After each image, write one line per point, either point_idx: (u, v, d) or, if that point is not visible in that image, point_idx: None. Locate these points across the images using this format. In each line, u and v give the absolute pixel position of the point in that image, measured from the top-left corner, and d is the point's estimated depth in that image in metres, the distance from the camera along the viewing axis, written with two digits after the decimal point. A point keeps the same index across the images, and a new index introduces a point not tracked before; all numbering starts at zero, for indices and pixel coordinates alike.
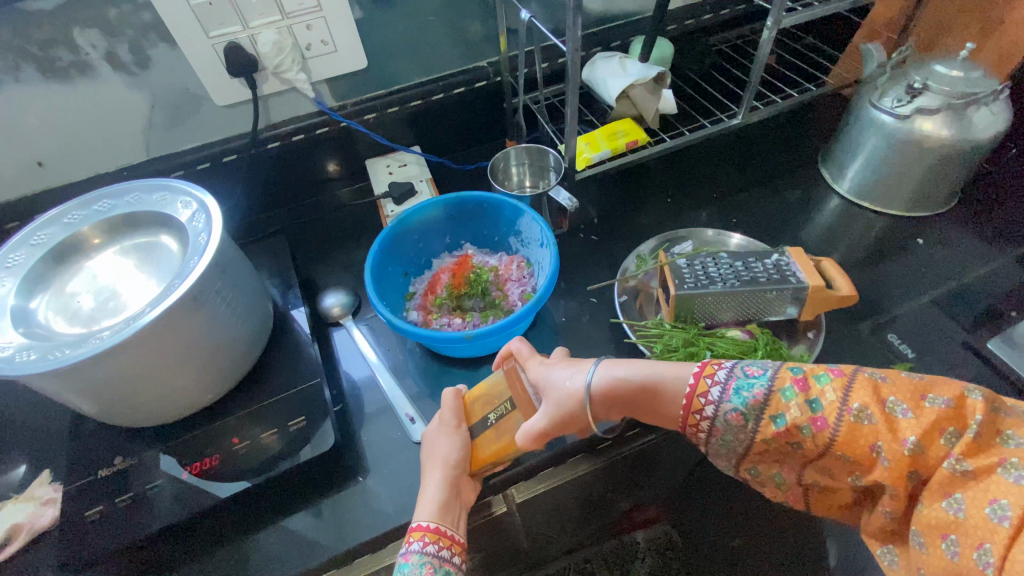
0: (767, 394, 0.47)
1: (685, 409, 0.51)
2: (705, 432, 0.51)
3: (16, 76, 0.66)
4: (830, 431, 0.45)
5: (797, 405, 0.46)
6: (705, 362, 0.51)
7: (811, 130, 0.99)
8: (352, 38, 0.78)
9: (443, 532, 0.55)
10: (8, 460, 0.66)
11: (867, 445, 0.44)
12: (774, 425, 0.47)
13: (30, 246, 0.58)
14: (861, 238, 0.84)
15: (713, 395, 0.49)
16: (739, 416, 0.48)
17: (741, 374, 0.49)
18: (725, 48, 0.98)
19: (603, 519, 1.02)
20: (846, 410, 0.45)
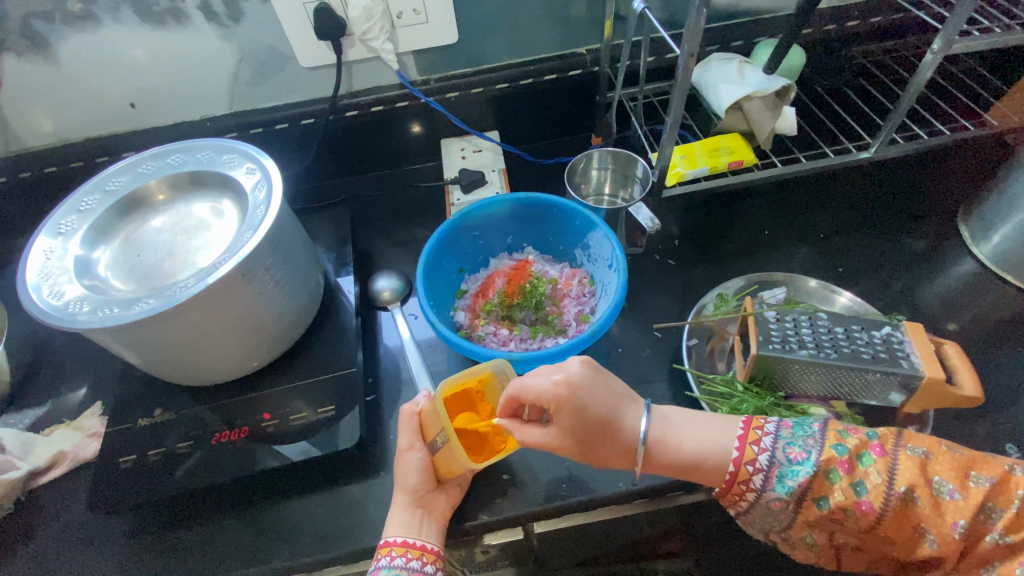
0: (812, 479, 0.44)
1: (729, 481, 0.48)
2: (743, 504, 0.48)
3: (115, 17, 0.66)
4: (877, 514, 0.43)
5: (841, 488, 0.44)
6: (748, 423, 0.49)
7: (956, 175, 0.83)
8: (445, 10, 0.72)
9: (410, 543, 0.52)
10: (68, 383, 0.70)
11: (913, 528, 0.43)
12: (819, 509, 0.45)
13: (104, 192, 0.59)
14: (996, 314, 0.70)
15: (756, 482, 0.46)
16: (781, 502, 0.46)
17: (785, 458, 0.46)
18: (868, 62, 0.83)
19: (622, 540, 0.88)
20: (892, 493, 0.43)
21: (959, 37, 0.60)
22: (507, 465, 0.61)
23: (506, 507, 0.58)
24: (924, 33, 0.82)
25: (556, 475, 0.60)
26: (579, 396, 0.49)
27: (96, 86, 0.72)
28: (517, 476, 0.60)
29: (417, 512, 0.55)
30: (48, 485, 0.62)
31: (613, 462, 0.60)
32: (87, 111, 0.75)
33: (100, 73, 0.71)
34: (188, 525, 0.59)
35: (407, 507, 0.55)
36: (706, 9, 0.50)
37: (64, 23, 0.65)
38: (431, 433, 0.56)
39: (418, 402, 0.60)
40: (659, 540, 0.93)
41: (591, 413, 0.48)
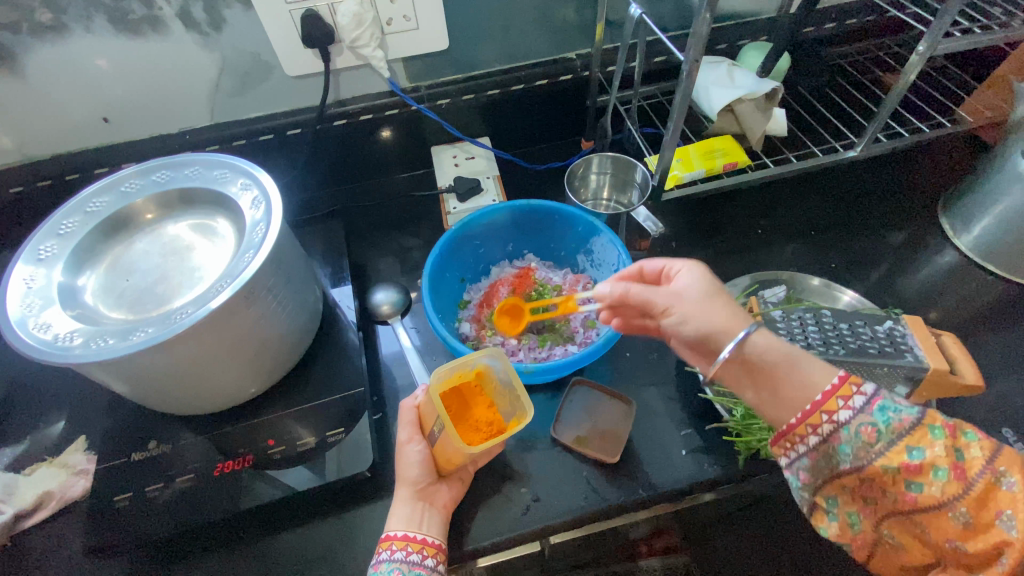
0: (915, 423, 0.40)
1: (813, 406, 0.42)
2: (817, 436, 0.42)
3: (86, 26, 0.62)
4: (966, 484, 0.38)
5: (942, 446, 0.39)
6: (845, 377, 0.42)
7: (931, 171, 0.87)
8: (436, 16, 0.71)
9: (412, 537, 0.51)
10: (46, 417, 0.66)
11: (995, 511, 0.38)
12: (906, 457, 0.40)
13: (84, 213, 0.55)
14: (980, 302, 0.73)
15: (855, 402, 0.41)
16: (873, 433, 0.40)
17: (890, 397, 0.41)
18: (845, 63, 0.86)
19: (614, 546, 0.82)
20: (990, 471, 0.38)
21: (941, 39, 0.63)
22: (524, 478, 0.60)
23: (527, 520, 0.57)
24: (897, 33, 0.85)
25: (575, 485, 0.59)
26: (703, 270, 0.50)
27: (66, 100, 0.68)
28: (535, 488, 0.59)
29: (419, 505, 0.54)
30: (33, 530, 0.58)
31: (630, 467, 0.60)
32: (55, 126, 0.70)
33: (70, 86, 0.67)
34: (194, 561, 0.56)
35: (409, 500, 0.54)
36: (709, 16, 0.50)
37: (31, 33, 0.61)
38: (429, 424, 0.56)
39: (417, 397, 0.60)
40: (653, 539, 0.87)
41: (713, 290, 0.48)
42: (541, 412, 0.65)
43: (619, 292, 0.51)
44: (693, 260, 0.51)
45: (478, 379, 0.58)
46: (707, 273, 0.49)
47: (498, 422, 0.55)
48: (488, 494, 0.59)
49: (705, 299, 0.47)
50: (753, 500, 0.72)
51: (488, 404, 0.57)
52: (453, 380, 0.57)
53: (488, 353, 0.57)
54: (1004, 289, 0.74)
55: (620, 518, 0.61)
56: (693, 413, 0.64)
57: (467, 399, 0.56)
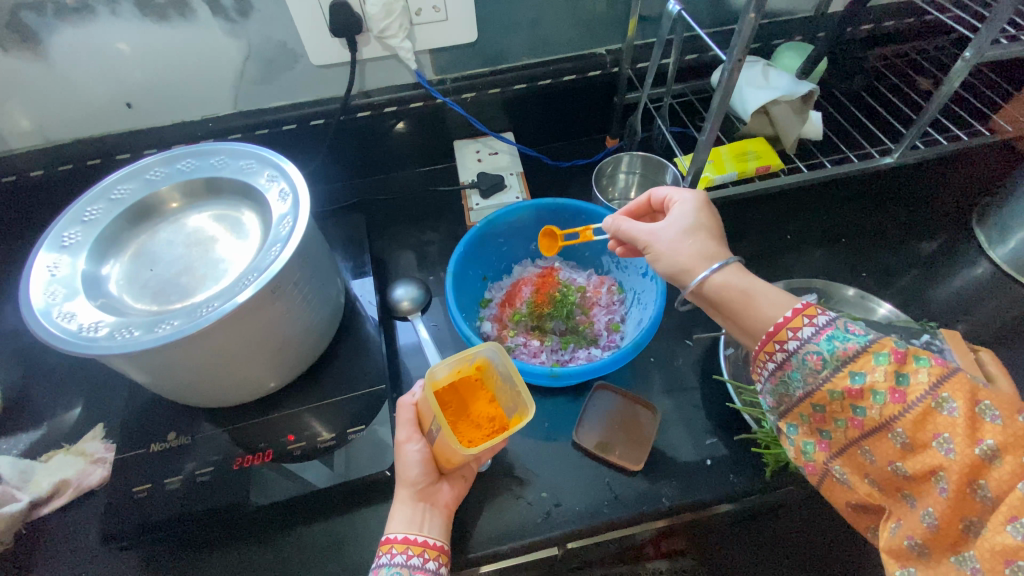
0: (860, 350, 0.39)
1: (766, 335, 0.43)
2: (772, 364, 0.43)
3: (112, 9, 0.61)
4: (904, 407, 0.37)
5: (884, 372, 0.38)
6: (798, 309, 0.42)
7: (967, 180, 0.84)
8: (466, 8, 0.69)
9: (412, 540, 0.50)
10: (64, 402, 0.65)
11: (930, 433, 0.36)
12: (849, 382, 0.39)
13: (109, 200, 0.54)
14: (1015, 316, 0.71)
15: (804, 332, 0.41)
16: (818, 361, 0.40)
17: (842, 326, 0.40)
18: (882, 66, 0.83)
19: (620, 548, 0.78)
20: (929, 395, 0.36)
21: (990, 45, 0.61)
22: (544, 482, 0.59)
23: (548, 525, 0.56)
24: (937, 37, 0.83)
25: (596, 492, 0.58)
26: (688, 214, 0.52)
27: (89, 84, 0.67)
28: (557, 493, 0.58)
29: (419, 506, 0.53)
30: (50, 517, 0.57)
31: (655, 475, 0.59)
32: (78, 110, 0.69)
33: (94, 69, 0.66)
34: (211, 554, 0.56)
35: (409, 501, 0.53)
36: (756, 15, 0.48)
37: (57, 15, 0.60)
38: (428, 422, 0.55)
39: (415, 394, 0.59)
40: (660, 541, 0.84)
41: (695, 230, 0.51)
42: (560, 416, 0.64)
43: (612, 230, 0.56)
44: (683, 201, 0.54)
45: (477, 374, 0.56)
46: (694, 216, 0.52)
47: (500, 418, 0.53)
48: (508, 497, 0.58)
49: (683, 238, 0.51)
50: (771, 506, 0.69)
51: (490, 399, 0.55)
52: (452, 376, 0.56)
53: (487, 346, 0.55)
54: None
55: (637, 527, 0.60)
56: (719, 422, 0.63)
57: (464, 394, 0.55)
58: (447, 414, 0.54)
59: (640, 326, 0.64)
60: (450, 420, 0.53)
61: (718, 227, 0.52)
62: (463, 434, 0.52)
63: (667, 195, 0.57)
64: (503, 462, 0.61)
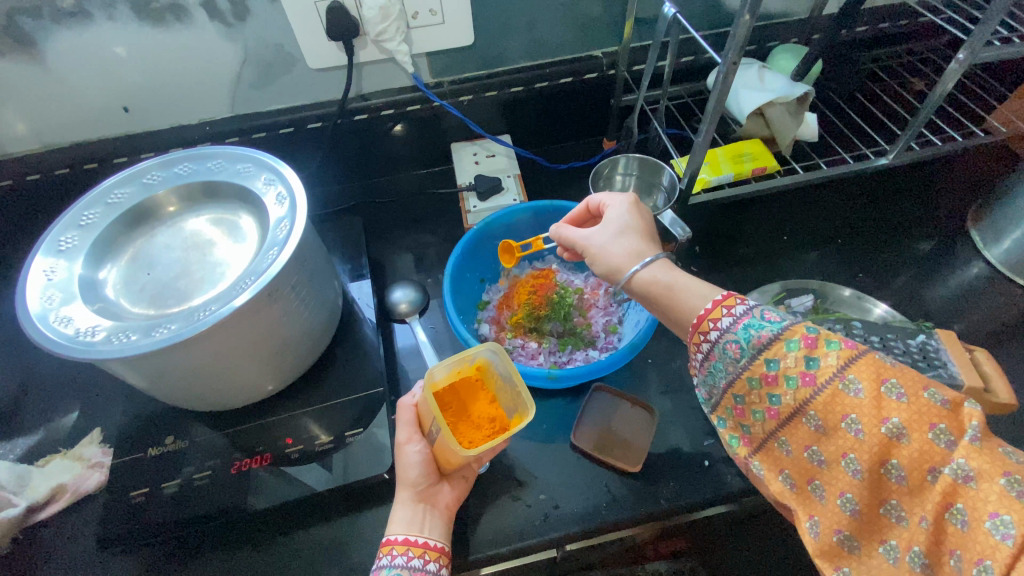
0: (773, 336, 0.39)
1: (692, 327, 0.44)
2: (700, 355, 0.43)
3: (109, 14, 0.61)
4: (813, 391, 0.36)
5: (794, 357, 0.38)
6: (720, 299, 0.42)
7: (960, 181, 0.85)
8: (462, 11, 0.69)
9: (412, 541, 0.50)
10: (60, 408, 0.65)
11: (840, 416, 0.35)
12: (765, 369, 0.39)
13: (106, 205, 0.54)
14: (1010, 315, 0.72)
15: (722, 322, 0.41)
16: (736, 350, 0.40)
17: (758, 314, 0.40)
18: (876, 68, 0.84)
19: (619, 550, 0.77)
20: (839, 378, 0.36)
21: (982, 47, 0.61)
22: (543, 483, 0.59)
23: (547, 527, 0.56)
24: (931, 39, 0.83)
25: (595, 493, 0.58)
26: (619, 215, 0.55)
27: (85, 87, 0.67)
28: (556, 495, 0.58)
29: (419, 508, 0.53)
30: (47, 522, 0.57)
31: (652, 476, 0.59)
32: (74, 114, 0.69)
33: (90, 74, 0.66)
34: (209, 559, 0.55)
35: (410, 503, 0.53)
36: (751, 17, 0.49)
37: (53, 19, 0.60)
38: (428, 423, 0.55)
39: (415, 395, 0.59)
40: (660, 543, 0.83)
41: (625, 229, 0.53)
42: (559, 418, 0.64)
43: (556, 237, 0.59)
44: (616, 204, 0.57)
45: (477, 374, 0.57)
46: (624, 216, 0.55)
47: (501, 418, 0.53)
48: (507, 499, 0.58)
49: (615, 239, 0.53)
50: (770, 505, 0.68)
51: (490, 400, 0.55)
52: (452, 377, 0.56)
53: (485, 347, 0.56)
54: None
55: (638, 528, 0.60)
56: (717, 423, 0.63)
57: (463, 396, 0.55)
58: (448, 415, 0.54)
59: (638, 328, 0.65)
60: (450, 421, 0.53)
61: (650, 227, 0.54)
62: (464, 435, 0.52)
63: (604, 200, 0.59)
64: (502, 464, 0.61)
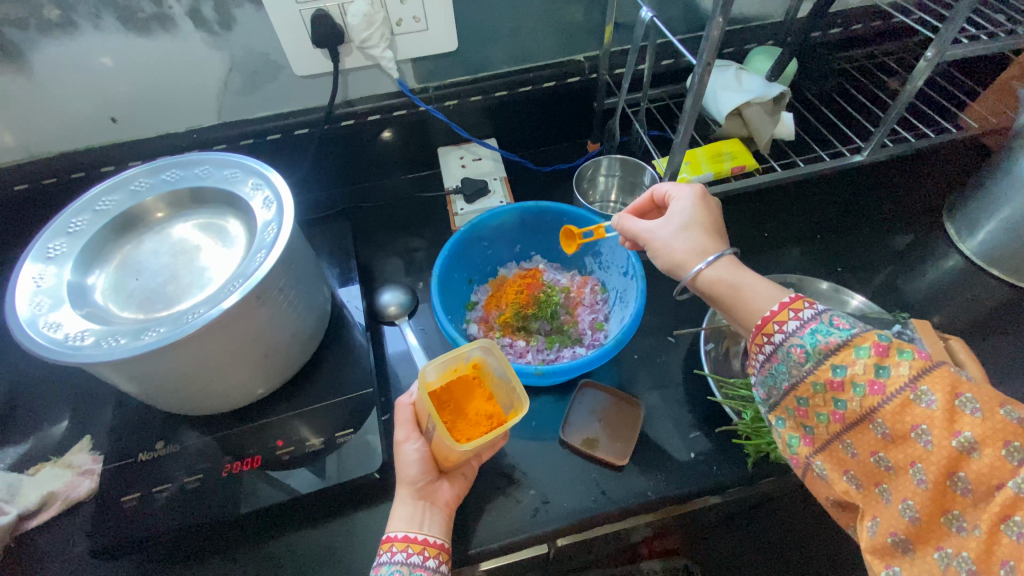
0: (842, 343, 0.40)
1: (755, 327, 0.45)
2: (761, 356, 0.44)
3: (95, 23, 0.62)
4: (883, 398, 0.37)
5: (864, 364, 0.39)
6: (795, 296, 0.43)
7: (935, 177, 0.87)
8: (445, 17, 0.71)
9: (412, 538, 0.51)
10: (49, 416, 0.65)
11: (909, 425, 0.36)
12: (830, 374, 0.40)
13: (94, 212, 0.55)
14: (985, 306, 0.74)
15: (788, 326, 0.42)
16: (801, 354, 0.41)
17: (827, 320, 0.41)
18: (850, 68, 0.86)
19: (611, 548, 0.76)
20: (911, 388, 0.37)
21: (949, 46, 0.63)
22: (532, 480, 0.60)
23: (537, 522, 0.57)
24: (903, 39, 0.86)
25: (583, 487, 0.59)
26: (684, 210, 0.54)
27: (72, 97, 0.68)
28: (545, 490, 0.59)
29: (419, 505, 0.53)
30: (38, 530, 0.57)
31: (639, 470, 0.60)
32: (62, 124, 0.70)
33: (78, 84, 0.66)
34: (201, 562, 0.56)
35: (409, 500, 0.53)
36: (723, 20, 0.50)
37: (39, 30, 0.61)
38: (425, 420, 0.55)
39: (414, 394, 0.59)
40: (653, 541, 0.83)
41: (689, 225, 0.53)
42: (548, 415, 0.65)
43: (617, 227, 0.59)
44: (681, 197, 0.55)
45: (474, 372, 0.57)
46: (690, 211, 0.54)
47: (498, 414, 0.54)
48: (497, 496, 0.59)
49: (677, 235, 0.52)
50: (759, 498, 0.68)
51: (487, 396, 0.56)
52: (448, 375, 0.57)
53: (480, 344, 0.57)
54: (1009, 294, 0.74)
55: (627, 522, 0.61)
56: (702, 416, 0.64)
57: (460, 392, 0.56)
58: (446, 413, 0.54)
59: (623, 325, 0.66)
60: (447, 420, 0.54)
61: (715, 222, 0.53)
62: (461, 432, 0.53)
63: (667, 191, 0.58)
64: (492, 462, 0.61)
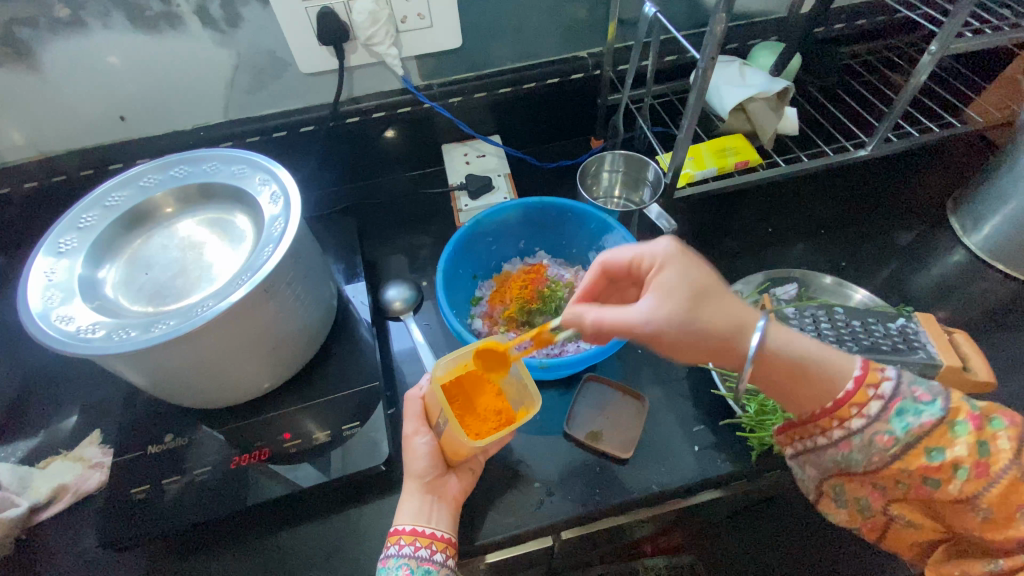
0: (935, 423, 0.41)
1: (836, 401, 0.44)
2: (835, 437, 0.44)
3: (104, 22, 0.62)
4: (989, 480, 0.40)
5: (964, 444, 0.40)
6: (868, 363, 0.44)
7: (940, 172, 0.87)
8: (450, 14, 0.71)
9: (419, 531, 0.51)
10: (58, 411, 0.66)
11: (1019, 508, 0.39)
12: (926, 458, 0.41)
13: (104, 207, 0.55)
14: (989, 300, 0.74)
15: (868, 407, 0.43)
16: (889, 440, 0.42)
17: (910, 396, 0.42)
18: (855, 63, 0.86)
19: (615, 544, 0.77)
20: (1017, 467, 0.39)
21: (953, 40, 0.63)
22: (537, 473, 0.60)
23: (542, 514, 0.58)
24: (908, 34, 0.86)
25: (588, 480, 0.59)
26: (675, 280, 0.44)
27: (81, 96, 0.68)
28: (550, 483, 0.59)
29: (427, 498, 0.54)
30: (49, 521, 0.58)
31: (644, 463, 0.60)
32: (71, 122, 0.71)
33: (86, 82, 0.67)
34: (208, 554, 0.56)
35: (417, 494, 0.54)
36: (726, 15, 0.50)
37: (49, 29, 0.61)
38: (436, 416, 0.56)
39: (423, 388, 0.60)
40: (657, 538, 0.83)
41: (692, 294, 0.44)
42: (553, 408, 0.65)
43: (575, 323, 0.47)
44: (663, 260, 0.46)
45: (482, 368, 0.57)
46: (679, 279, 0.44)
47: (508, 411, 0.55)
48: (503, 488, 0.59)
49: (695, 325, 0.43)
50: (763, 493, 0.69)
51: (497, 392, 0.57)
52: (457, 371, 0.57)
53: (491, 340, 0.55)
54: (1014, 288, 0.74)
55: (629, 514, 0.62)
56: (706, 410, 0.64)
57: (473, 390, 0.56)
58: (457, 409, 0.55)
59: None
60: (459, 416, 0.54)
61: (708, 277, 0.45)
62: (473, 428, 0.53)
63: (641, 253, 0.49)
64: (497, 455, 0.62)
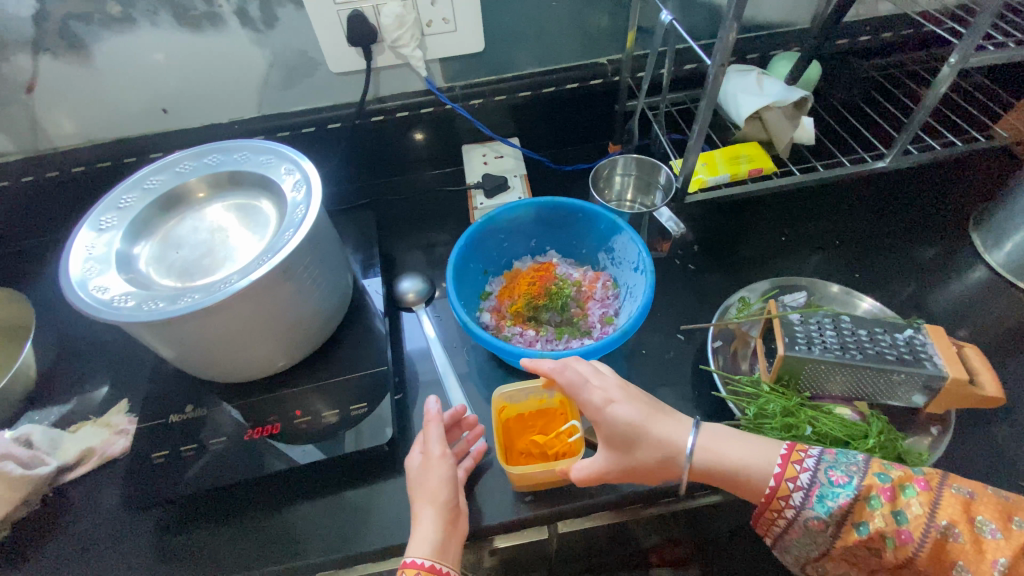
0: (854, 502, 0.46)
1: (770, 492, 0.48)
2: (779, 526, 0.49)
3: (152, 20, 0.67)
4: (915, 545, 0.45)
5: (882, 515, 0.46)
6: (792, 446, 0.50)
7: (964, 187, 0.85)
8: (473, 19, 0.74)
9: (437, 569, 0.50)
10: (90, 381, 0.70)
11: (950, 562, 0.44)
12: (857, 534, 0.46)
13: (143, 189, 0.60)
14: (1010, 319, 0.72)
15: (795, 499, 0.48)
16: (820, 524, 0.47)
17: (827, 480, 0.47)
18: (877, 76, 0.86)
19: (619, 549, 0.78)
20: (933, 525, 0.45)
21: (973, 52, 0.63)
22: None
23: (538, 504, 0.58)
24: (934, 48, 0.85)
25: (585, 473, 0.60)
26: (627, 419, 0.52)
27: (128, 89, 0.74)
28: None
29: (446, 532, 0.52)
30: (77, 481, 0.62)
31: None
32: (118, 112, 0.76)
33: (133, 75, 0.72)
34: (216, 521, 0.59)
35: (436, 525, 0.52)
36: (736, 23, 0.52)
37: (103, 25, 0.67)
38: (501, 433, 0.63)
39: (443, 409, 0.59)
40: (664, 547, 0.84)
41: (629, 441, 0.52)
42: None
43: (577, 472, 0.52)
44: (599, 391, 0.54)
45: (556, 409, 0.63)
46: (617, 429, 0.52)
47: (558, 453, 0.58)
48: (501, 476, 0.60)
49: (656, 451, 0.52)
50: None
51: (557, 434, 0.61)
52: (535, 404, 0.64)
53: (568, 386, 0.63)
54: None
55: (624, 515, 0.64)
56: (706, 411, 0.65)
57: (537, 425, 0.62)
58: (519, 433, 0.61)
59: (631, 316, 0.67)
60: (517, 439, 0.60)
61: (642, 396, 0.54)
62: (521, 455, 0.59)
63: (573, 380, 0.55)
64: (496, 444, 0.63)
